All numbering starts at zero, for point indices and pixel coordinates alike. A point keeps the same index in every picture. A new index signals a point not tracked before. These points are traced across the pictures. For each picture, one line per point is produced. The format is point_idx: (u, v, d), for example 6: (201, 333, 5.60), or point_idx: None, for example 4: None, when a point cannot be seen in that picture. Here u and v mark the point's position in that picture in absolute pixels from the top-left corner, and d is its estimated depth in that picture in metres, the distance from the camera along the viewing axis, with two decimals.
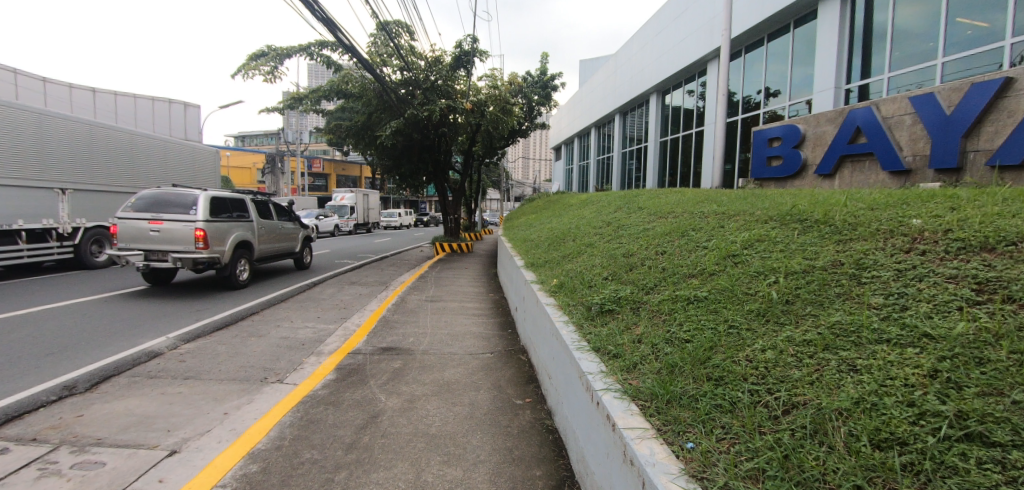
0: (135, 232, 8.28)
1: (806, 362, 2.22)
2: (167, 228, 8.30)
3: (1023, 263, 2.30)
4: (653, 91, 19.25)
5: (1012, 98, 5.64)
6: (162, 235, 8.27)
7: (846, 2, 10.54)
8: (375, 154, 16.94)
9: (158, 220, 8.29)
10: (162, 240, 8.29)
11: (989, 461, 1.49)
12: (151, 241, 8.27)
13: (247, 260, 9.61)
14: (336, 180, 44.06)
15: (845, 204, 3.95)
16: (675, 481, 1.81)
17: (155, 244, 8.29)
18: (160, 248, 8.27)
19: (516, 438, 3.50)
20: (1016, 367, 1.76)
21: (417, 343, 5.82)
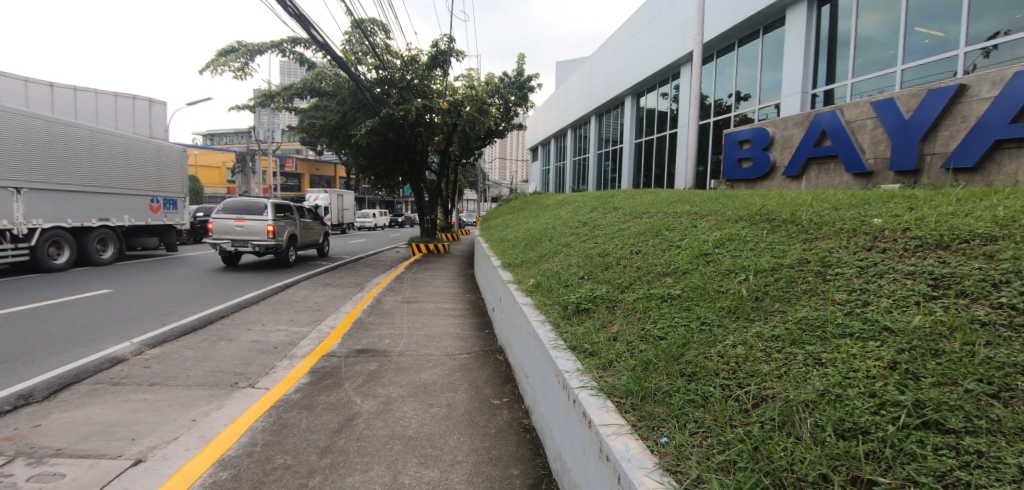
0: (223, 228, 11.71)
1: (774, 357, 2.28)
2: (248, 225, 11.87)
3: (974, 260, 2.42)
4: (628, 93, 19.56)
5: (965, 104, 5.95)
6: (244, 230, 11.80)
7: (812, 9, 10.91)
8: (349, 154, 16.66)
9: (242, 219, 11.81)
10: (244, 233, 11.82)
11: (945, 447, 1.57)
12: (236, 234, 11.78)
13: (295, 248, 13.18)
14: (310, 180, 43.11)
15: (811, 204, 4.09)
16: (650, 476, 1.84)
17: (239, 236, 11.80)
18: (243, 238, 11.76)
19: (494, 438, 3.49)
20: (968, 358, 1.85)
21: (393, 344, 5.74)
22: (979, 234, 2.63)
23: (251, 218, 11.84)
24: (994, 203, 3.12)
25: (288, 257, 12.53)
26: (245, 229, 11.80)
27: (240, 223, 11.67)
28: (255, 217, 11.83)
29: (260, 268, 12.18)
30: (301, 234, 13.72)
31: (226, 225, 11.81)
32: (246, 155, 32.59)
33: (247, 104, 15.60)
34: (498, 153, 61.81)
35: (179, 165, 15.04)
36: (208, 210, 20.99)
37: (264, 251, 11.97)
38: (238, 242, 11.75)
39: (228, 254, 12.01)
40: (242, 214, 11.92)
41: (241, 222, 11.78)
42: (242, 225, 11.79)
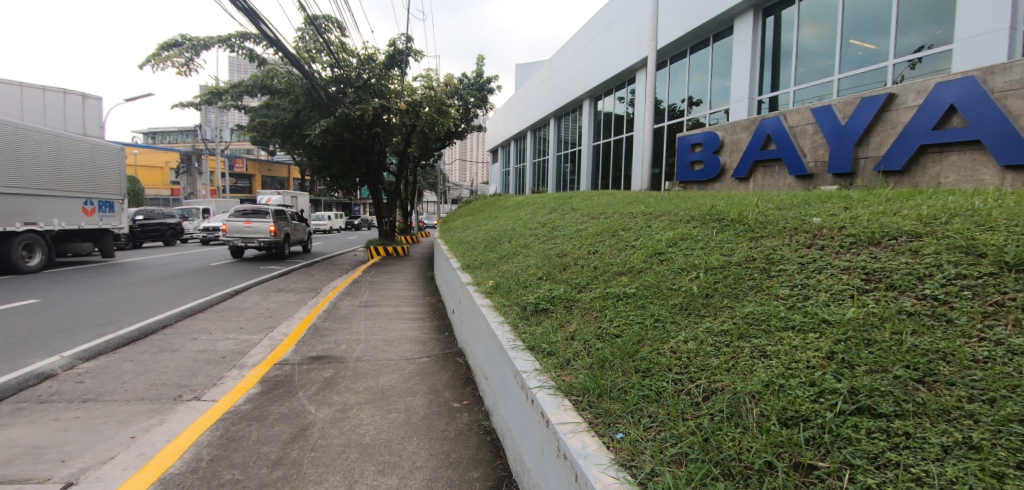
0: (234, 227, 14.67)
1: (722, 351, 2.36)
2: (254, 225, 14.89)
3: (901, 255, 2.60)
4: (586, 97, 19.95)
5: (894, 112, 6.42)
6: (251, 229, 14.68)
7: (758, 20, 11.48)
8: (303, 154, 16.08)
9: (249, 222, 14.69)
10: (250, 232, 14.80)
11: (877, 431, 1.67)
12: (244, 233, 14.75)
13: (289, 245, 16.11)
14: (261, 182, 41.24)
15: (757, 204, 4.30)
16: (606, 472, 1.85)
17: (246, 234, 14.77)
18: (250, 236, 14.63)
19: (453, 442, 3.44)
20: (897, 346, 1.97)
21: (350, 350, 5.56)
22: (906, 231, 2.83)
23: (257, 221, 14.78)
24: (916, 202, 3.39)
25: (285, 251, 15.48)
26: (251, 228, 14.75)
27: (246, 224, 14.63)
28: (259, 219, 14.73)
29: (262, 259, 15.20)
30: (293, 234, 16.79)
31: (237, 226, 14.84)
32: (191, 155, 30.78)
33: (191, 101, 14.76)
34: (458, 155, 61.49)
35: (116, 165, 14.04)
36: (149, 213, 19.46)
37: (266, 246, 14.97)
38: (246, 239, 14.76)
39: (237, 248, 14.84)
40: (249, 217, 14.96)
41: (248, 223, 14.79)
42: (249, 225, 14.79)
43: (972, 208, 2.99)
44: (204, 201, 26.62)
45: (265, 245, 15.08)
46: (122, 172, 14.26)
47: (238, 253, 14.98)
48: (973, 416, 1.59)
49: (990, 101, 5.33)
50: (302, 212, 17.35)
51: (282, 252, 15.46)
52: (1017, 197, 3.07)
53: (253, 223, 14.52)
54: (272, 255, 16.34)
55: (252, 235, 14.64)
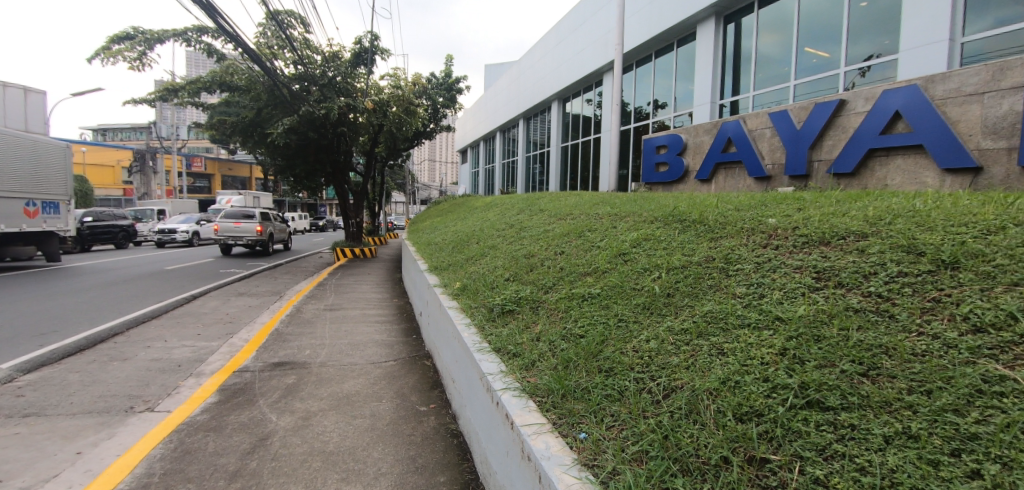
0: (225, 228, 16.74)
1: (682, 349, 2.41)
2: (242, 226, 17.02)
3: (849, 254, 2.72)
4: (554, 99, 20.11)
5: (844, 117, 6.73)
6: (239, 229, 16.83)
7: (719, 27, 11.86)
8: (265, 153, 15.54)
9: (237, 223, 16.83)
10: (239, 232, 16.96)
11: (825, 423, 1.74)
12: (233, 232, 16.88)
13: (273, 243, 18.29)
14: (221, 182, 39.61)
15: (717, 205, 4.42)
16: (568, 472, 1.86)
17: (235, 233, 16.85)
18: (238, 235, 16.75)
19: (420, 446, 3.38)
20: (844, 342, 2.06)
21: (314, 355, 5.40)
22: (853, 231, 2.96)
23: (244, 222, 16.95)
24: (864, 203, 3.56)
25: (269, 249, 17.73)
26: (239, 229, 16.85)
27: (236, 225, 16.74)
28: (247, 221, 16.90)
29: (249, 255, 17.38)
30: (276, 234, 19.03)
31: (226, 227, 16.96)
32: (144, 153, 29.24)
33: (143, 97, 14.04)
34: (427, 155, 60.95)
35: (61, 164, 13.20)
36: (98, 214, 18.39)
37: (252, 244, 17.12)
38: (235, 238, 16.91)
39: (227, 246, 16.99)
40: (237, 219, 17.13)
41: (237, 224, 16.94)
42: (238, 226, 16.95)
43: (912, 209, 3.17)
44: (158, 202, 25.34)
45: (252, 244, 17.25)
46: (67, 173, 13.39)
47: (227, 251, 17.09)
48: (912, 407, 1.67)
49: (931, 108, 5.67)
50: (283, 214, 19.58)
51: (267, 250, 17.62)
52: (951, 198, 3.28)
53: (242, 224, 16.69)
54: (256, 251, 18.52)
55: (241, 234, 16.82)
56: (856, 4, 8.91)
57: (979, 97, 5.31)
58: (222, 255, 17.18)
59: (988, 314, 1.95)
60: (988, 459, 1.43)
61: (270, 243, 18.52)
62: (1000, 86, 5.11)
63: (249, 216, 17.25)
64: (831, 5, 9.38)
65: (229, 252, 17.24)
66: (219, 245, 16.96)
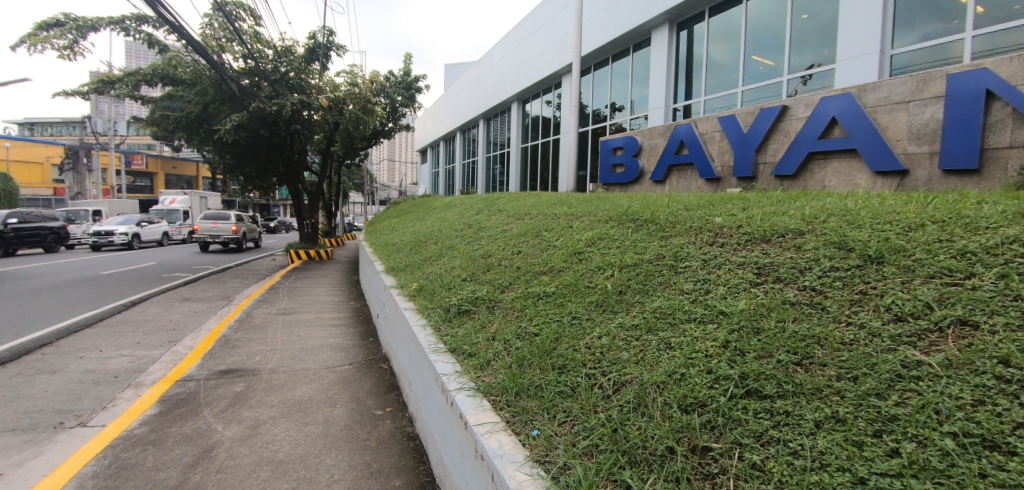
0: (205, 228, 19.27)
1: (632, 344, 2.47)
2: (220, 226, 19.64)
3: (787, 250, 2.88)
4: (514, 99, 20.21)
5: (787, 122, 7.12)
6: (217, 229, 19.37)
7: (673, 33, 12.27)
8: (212, 151, 14.79)
9: (215, 224, 19.39)
10: (217, 231, 19.49)
11: (763, 411, 1.83)
12: (211, 231, 19.38)
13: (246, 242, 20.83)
14: (164, 180, 37.31)
15: (668, 205, 4.55)
16: (520, 469, 1.86)
17: (213, 233, 19.40)
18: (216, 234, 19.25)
19: (375, 451, 3.30)
20: (781, 333, 2.16)
21: (264, 361, 5.19)
22: (791, 229, 3.12)
23: (222, 223, 19.51)
24: (802, 203, 3.76)
25: (243, 246, 20.32)
26: (217, 228, 19.45)
27: (214, 225, 19.26)
28: (224, 222, 19.49)
29: (225, 252, 19.91)
30: (249, 234, 21.66)
31: (205, 227, 19.50)
32: (77, 149, 27.17)
33: (76, 89, 13.05)
34: (386, 154, 60.05)
35: None
36: (25, 215, 16.98)
37: (228, 242, 19.71)
38: (213, 237, 19.41)
39: (205, 244, 19.50)
40: (215, 220, 19.74)
41: (215, 225, 19.44)
42: (215, 226, 19.45)
43: (844, 208, 3.38)
44: (93, 202, 23.56)
45: (228, 241, 19.83)
46: None
47: (205, 248, 19.60)
48: (841, 392, 1.78)
49: (864, 115, 6.08)
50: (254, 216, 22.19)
51: (241, 247, 20.21)
52: (877, 198, 3.53)
53: (220, 224, 19.27)
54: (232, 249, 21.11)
55: (219, 233, 19.36)
56: (797, 16, 9.44)
57: (906, 105, 5.76)
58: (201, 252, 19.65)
59: (908, 303, 2.11)
60: (906, 438, 1.54)
61: (245, 241, 21.14)
62: (923, 96, 5.57)
63: (225, 217, 19.87)
64: (774, 16, 9.90)
65: (207, 249, 19.81)
66: (198, 243, 19.39)
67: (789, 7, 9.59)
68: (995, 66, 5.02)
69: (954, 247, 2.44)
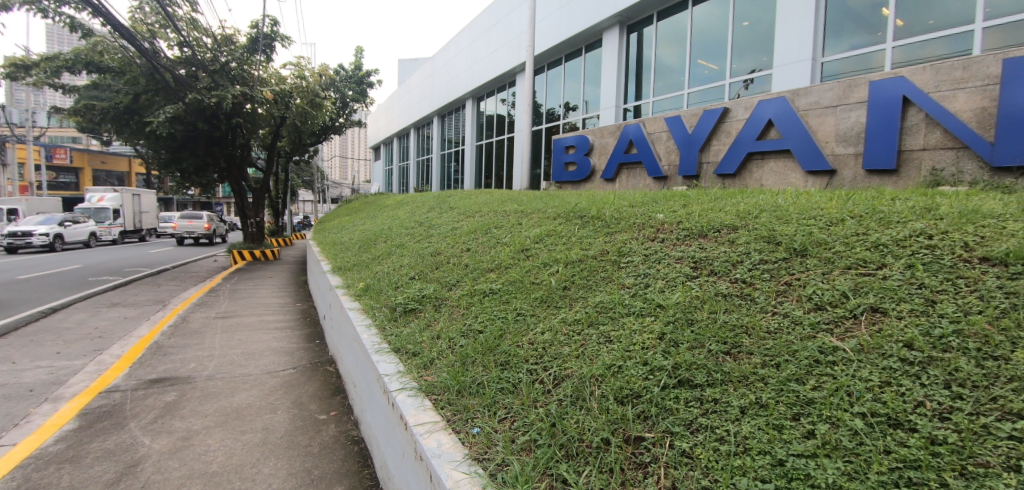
0: (181, 225, 22.65)
1: (574, 339, 2.49)
2: (194, 224, 23.04)
3: (720, 245, 3.00)
4: (468, 97, 20.10)
5: (728, 124, 7.43)
6: (192, 226, 22.82)
7: (624, 36, 12.57)
8: (145, 145, 13.86)
9: (191, 222, 22.85)
10: (190, 228, 22.74)
11: (693, 399, 1.89)
12: (187, 228, 22.77)
13: (216, 238, 24.25)
14: (91, 176, 34.17)
15: (614, 202, 4.66)
16: (457, 468, 1.83)
17: (189, 229, 22.83)
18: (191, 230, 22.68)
19: (316, 457, 3.18)
20: (713, 324, 2.25)
21: (200, 368, 4.90)
22: (727, 225, 3.26)
23: (196, 221, 22.92)
24: (736, 200, 3.93)
25: (214, 242, 23.75)
26: (192, 226, 22.88)
27: (189, 223, 22.64)
28: (198, 220, 22.94)
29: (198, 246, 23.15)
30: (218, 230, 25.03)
31: (182, 225, 22.88)
32: None
33: None
34: (339, 151, 58.60)
35: None
36: None
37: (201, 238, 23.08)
38: (188, 233, 22.77)
39: (182, 239, 22.91)
40: (190, 219, 23.13)
41: (191, 223, 22.89)
42: (191, 224, 22.90)
43: (774, 204, 3.56)
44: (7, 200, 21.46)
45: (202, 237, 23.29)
46: None
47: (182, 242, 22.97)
48: (764, 379, 1.87)
49: (797, 118, 6.44)
50: (222, 216, 25.53)
51: (213, 242, 23.55)
52: (805, 194, 3.74)
53: (195, 223, 22.68)
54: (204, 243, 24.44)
55: (193, 230, 22.67)
56: (739, 23, 9.90)
57: (834, 109, 6.15)
58: (177, 246, 22.93)
59: (826, 293, 2.24)
60: (821, 420, 1.63)
61: (215, 237, 24.54)
62: (849, 101, 5.99)
63: (199, 216, 23.31)
64: (718, 22, 10.32)
65: (182, 244, 23.09)
66: (177, 238, 22.79)
67: (731, 14, 10.04)
68: (910, 74, 5.47)
69: (869, 240, 2.62)
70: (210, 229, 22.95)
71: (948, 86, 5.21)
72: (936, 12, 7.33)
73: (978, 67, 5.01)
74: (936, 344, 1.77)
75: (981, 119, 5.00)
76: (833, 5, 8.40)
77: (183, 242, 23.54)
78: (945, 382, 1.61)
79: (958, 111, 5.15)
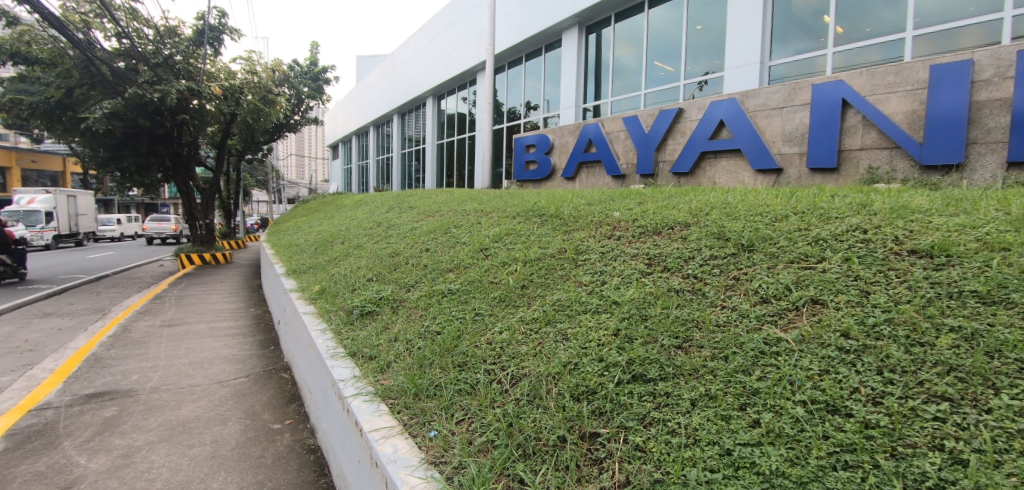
0: (152, 228, 24.41)
1: (531, 338, 2.50)
2: (164, 227, 24.83)
3: (673, 241, 3.09)
4: (429, 95, 19.85)
5: (682, 124, 7.64)
6: (162, 228, 24.61)
7: (583, 36, 12.76)
8: (79, 142, 12.93)
9: (162, 224, 24.70)
10: (160, 230, 24.51)
11: (646, 394, 1.93)
12: (157, 230, 24.45)
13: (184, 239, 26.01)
14: (20, 176, 31.67)
15: (572, 201, 4.72)
16: (414, 473, 1.80)
17: (159, 231, 24.52)
18: (162, 232, 24.42)
19: (269, 468, 3.06)
20: (666, 318, 2.30)
21: (143, 380, 4.62)
22: (679, 222, 3.37)
23: (167, 223, 24.70)
24: (688, 198, 4.05)
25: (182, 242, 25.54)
26: (162, 228, 24.61)
27: (159, 225, 24.39)
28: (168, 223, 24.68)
29: (166, 246, 24.82)
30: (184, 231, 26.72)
31: (152, 227, 24.54)
32: None
33: None
34: (295, 150, 56.88)
35: None
36: None
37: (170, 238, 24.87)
38: (159, 234, 24.39)
39: (152, 240, 24.67)
40: (159, 221, 24.78)
41: (161, 225, 24.61)
42: (161, 226, 24.69)
43: (724, 202, 3.69)
44: None
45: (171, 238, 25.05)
46: None
47: (150, 242, 24.64)
48: (713, 371, 1.93)
49: (747, 119, 6.72)
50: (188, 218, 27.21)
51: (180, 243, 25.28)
52: (752, 192, 3.90)
53: (164, 224, 24.37)
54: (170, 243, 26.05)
55: (163, 231, 24.39)
56: (692, 26, 10.23)
57: (780, 110, 6.47)
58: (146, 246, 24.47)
59: (771, 286, 2.34)
60: (765, 409, 1.69)
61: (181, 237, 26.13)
62: (794, 102, 6.32)
63: (168, 219, 25.07)
64: (672, 25, 10.63)
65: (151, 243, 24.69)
66: (147, 239, 24.43)
67: (684, 17, 10.35)
68: (848, 78, 5.80)
69: (809, 235, 2.75)
70: (179, 230, 24.76)
71: (882, 90, 5.56)
72: (871, 21, 7.82)
73: (909, 73, 5.36)
74: (870, 332, 1.88)
75: (912, 121, 5.37)
76: (778, 12, 8.82)
77: (152, 242, 25.18)
78: (877, 369, 1.71)
79: (891, 114, 5.51)
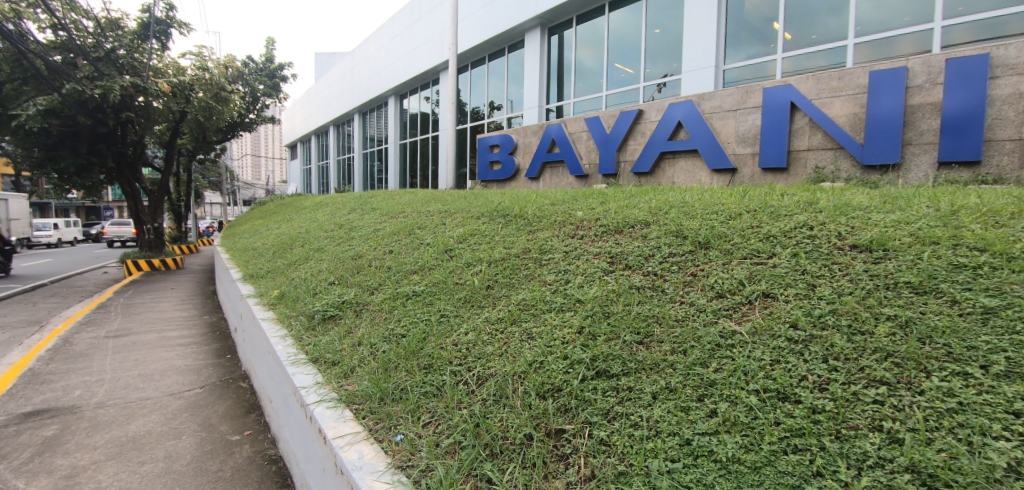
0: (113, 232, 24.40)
1: (497, 338, 2.51)
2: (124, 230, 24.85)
3: (634, 240, 3.17)
4: (391, 94, 19.51)
5: (642, 125, 7.82)
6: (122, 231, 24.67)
7: (546, 38, 12.88)
8: (10, 141, 11.98)
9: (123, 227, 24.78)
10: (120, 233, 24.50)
11: (609, 388, 1.98)
12: (117, 234, 24.35)
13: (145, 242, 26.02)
14: None
15: (535, 200, 4.77)
16: (380, 478, 1.78)
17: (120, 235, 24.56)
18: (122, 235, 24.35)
19: (228, 482, 2.94)
20: (627, 315, 2.37)
21: (87, 396, 4.32)
22: (639, 221, 3.46)
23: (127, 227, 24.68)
24: (649, 197, 4.16)
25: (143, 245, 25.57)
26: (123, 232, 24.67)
27: (120, 228, 24.38)
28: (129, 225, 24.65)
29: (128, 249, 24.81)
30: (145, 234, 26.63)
31: (111, 231, 24.46)
32: None
33: None
34: (250, 149, 54.78)
35: None
36: None
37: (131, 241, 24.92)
38: (120, 238, 24.37)
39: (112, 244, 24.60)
40: (120, 225, 24.75)
41: (122, 228, 24.68)
42: (122, 229, 24.73)
43: (682, 201, 3.82)
44: None
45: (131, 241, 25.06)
46: None
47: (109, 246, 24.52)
48: (673, 365, 2.00)
49: (703, 120, 6.97)
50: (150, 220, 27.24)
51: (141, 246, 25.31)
52: (708, 191, 4.04)
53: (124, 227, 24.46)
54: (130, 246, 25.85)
55: (122, 235, 24.33)
56: (651, 30, 10.51)
57: (734, 113, 6.75)
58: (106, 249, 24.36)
59: (726, 282, 2.44)
60: (721, 399, 1.77)
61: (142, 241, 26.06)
62: (747, 105, 6.61)
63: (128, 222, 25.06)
64: (632, 28, 10.89)
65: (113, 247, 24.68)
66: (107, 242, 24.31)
67: (643, 20, 10.61)
68: (796, 82, 6.12)
69: (761, 232, 2.89)
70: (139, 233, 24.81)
71: (827, 94, 5.89)
72: (816, 28, 8.29)
73: (851, 78, 5.71)
74: (816, 322, 2.00)
75: (853, 123, 5.72)
76: (731, 17, 9.20)
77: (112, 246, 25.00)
78: (823, 357, 1.82)
79: (835, 116, 5.85)
